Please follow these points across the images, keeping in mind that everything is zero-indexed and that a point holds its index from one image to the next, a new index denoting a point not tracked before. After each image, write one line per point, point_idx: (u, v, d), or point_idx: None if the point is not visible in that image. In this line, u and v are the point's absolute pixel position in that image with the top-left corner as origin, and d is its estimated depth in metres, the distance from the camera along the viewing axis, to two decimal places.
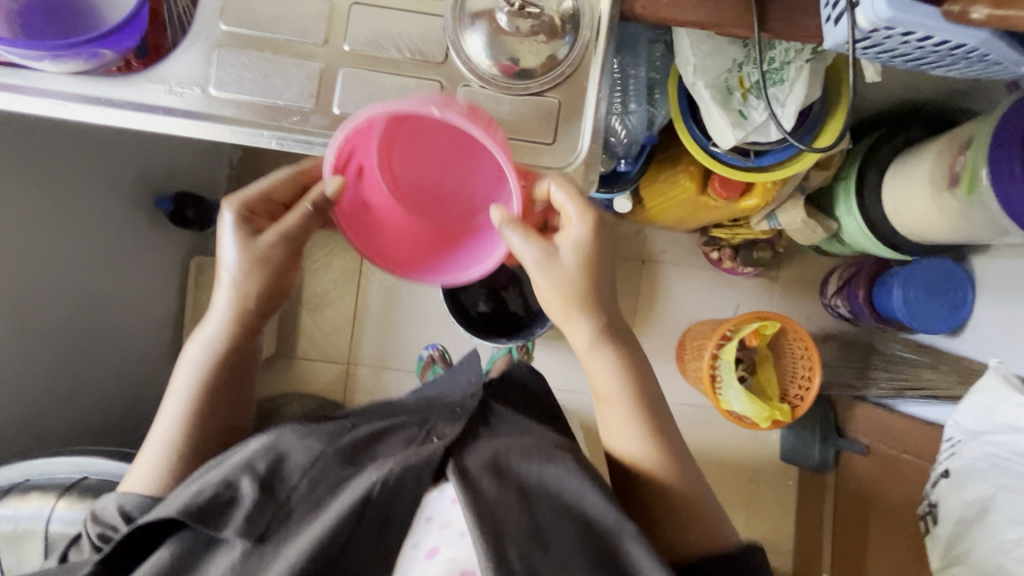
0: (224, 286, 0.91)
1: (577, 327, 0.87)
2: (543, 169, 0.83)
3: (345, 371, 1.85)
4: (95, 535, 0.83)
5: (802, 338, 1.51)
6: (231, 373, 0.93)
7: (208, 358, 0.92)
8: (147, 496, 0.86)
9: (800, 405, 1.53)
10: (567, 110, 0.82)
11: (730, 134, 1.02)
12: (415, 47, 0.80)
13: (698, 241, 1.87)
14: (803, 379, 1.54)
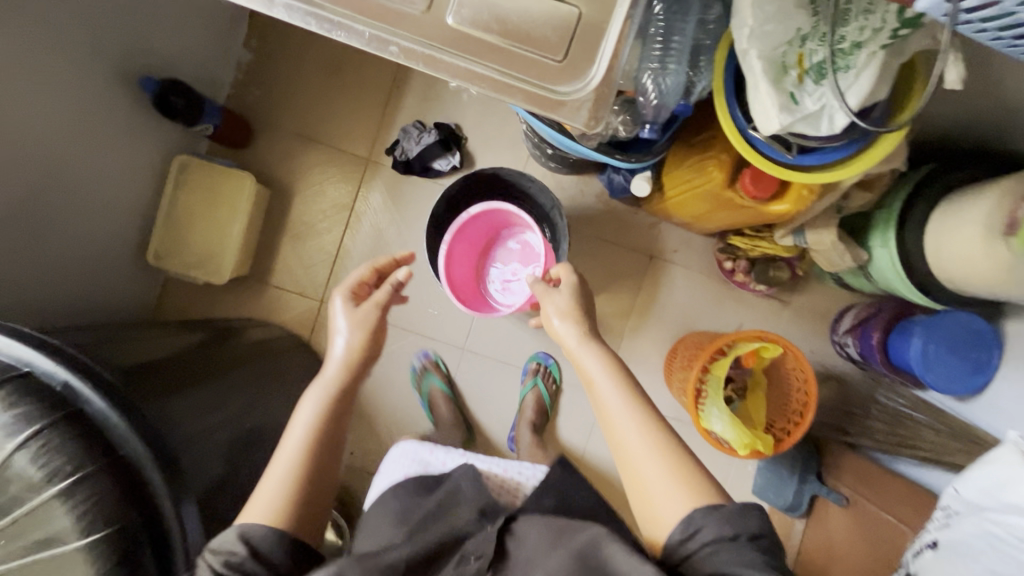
0: (340, 340, 1.10)
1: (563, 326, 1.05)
2: (549, 91, 0.73)
3: (316, 309, 1.75)
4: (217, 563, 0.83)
5: (803, 369, 1.39)
6: (337, 416, 1.04)
7: (319, 405, 1.02)
8: (268, 522, 0.89)
9: (785, 440, 1.41)
10: (587, 29, 0.72)
11: (777, 118, 0.89)
12: None
13: (713, 247, 1.73)
14: (794, 413, 1.42)
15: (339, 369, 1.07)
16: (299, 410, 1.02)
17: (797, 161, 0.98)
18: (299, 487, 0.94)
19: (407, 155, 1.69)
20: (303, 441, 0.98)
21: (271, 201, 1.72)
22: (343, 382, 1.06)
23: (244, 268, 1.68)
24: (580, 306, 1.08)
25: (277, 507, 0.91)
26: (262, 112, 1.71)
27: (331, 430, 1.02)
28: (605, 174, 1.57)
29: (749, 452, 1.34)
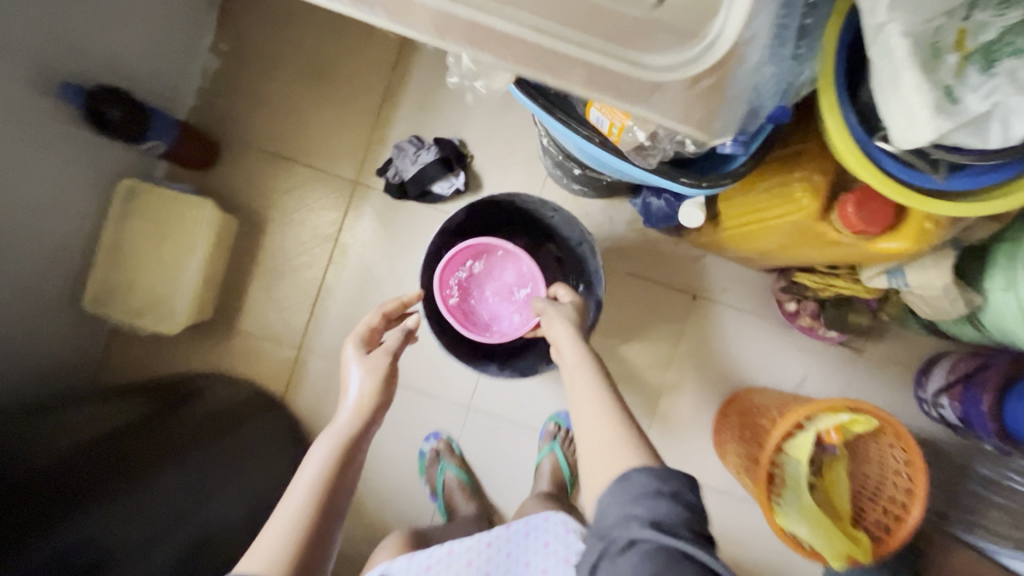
0: (356, 385, 0.98)
1: (569, 347, 0.93)
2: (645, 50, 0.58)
3: (293, 359, 1.46)
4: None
5: (907, 448, 1.07)
6: (353, 468, 0.90)
7: (328, 458, 0.88)
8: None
9: (884, 539, 1.09)
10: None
11: (928, 124, 0.61)
12: None
13: (769, 283, 1.44)
14: (893, 503, 1.11)
15: (353, 420, 0.93)
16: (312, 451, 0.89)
17: (943, 183, 0.70)
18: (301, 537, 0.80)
19: (401, 177, 1.42)
20: (308, 493, 0.84)
21: (242, 231, 1.45)
22: (357, 436, 0.92)
23: (207, 312, 1.40)
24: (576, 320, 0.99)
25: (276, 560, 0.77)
26: (230, 128, 1.45)
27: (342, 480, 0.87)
28: (640, 199, 1.29)
29: (843, 563, 1.02)
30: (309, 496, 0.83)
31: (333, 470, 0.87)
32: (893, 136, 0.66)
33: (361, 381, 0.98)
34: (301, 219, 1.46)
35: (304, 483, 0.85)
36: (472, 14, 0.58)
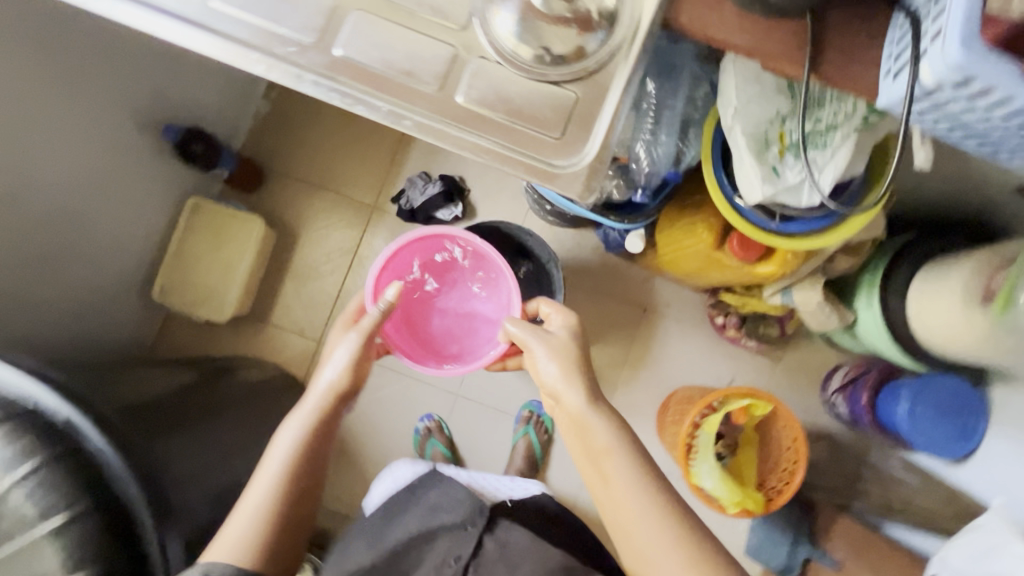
0: (327, 373, 1.10)
1: (596, 420, 1.02)
2: (549, 167, 0.67)
3: (314, 349, 1.77)
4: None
5: (793, 427, 1.39)
6: (317, 454, 1.05)
7: (293, 447, 1.02)
8: (234, 562, 0.92)
9: (775, 498, 1.40)
10: (583, 110, 0.67)
11: (759, 188, 0.96)
12: (436, 5, 0.66)
13: (705, 301, 1.78)
14: (784, 471, 1.43)
15: (318, 402, 1.07)
16: (282, 438, 1.03)
17: (782, 227, 1.05)
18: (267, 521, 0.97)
19: (411, 204, 1.75)
20: (272, 485, 1.00)
21: (278, 243, 1.77)
22: (321, 421, 1.06)
23: (246, 306, 1.71)
24: (575, 365, 1.08)
25: (246, 542, 0.95)
26: (274, 159, 1.79)
27: (310, 469, 1.03)
28: (601, 230, 1.63)
29: (739, 511, 1.34)
30: (274, 488, 1.00)
31: (295, 460, 1.02)
32: (745, 193, 0.99)
33: (329, 377, 1.09)
34: (328, 234, 1.79)
35: (269, 477, 1.01)
36: (443, 126, 0.66)
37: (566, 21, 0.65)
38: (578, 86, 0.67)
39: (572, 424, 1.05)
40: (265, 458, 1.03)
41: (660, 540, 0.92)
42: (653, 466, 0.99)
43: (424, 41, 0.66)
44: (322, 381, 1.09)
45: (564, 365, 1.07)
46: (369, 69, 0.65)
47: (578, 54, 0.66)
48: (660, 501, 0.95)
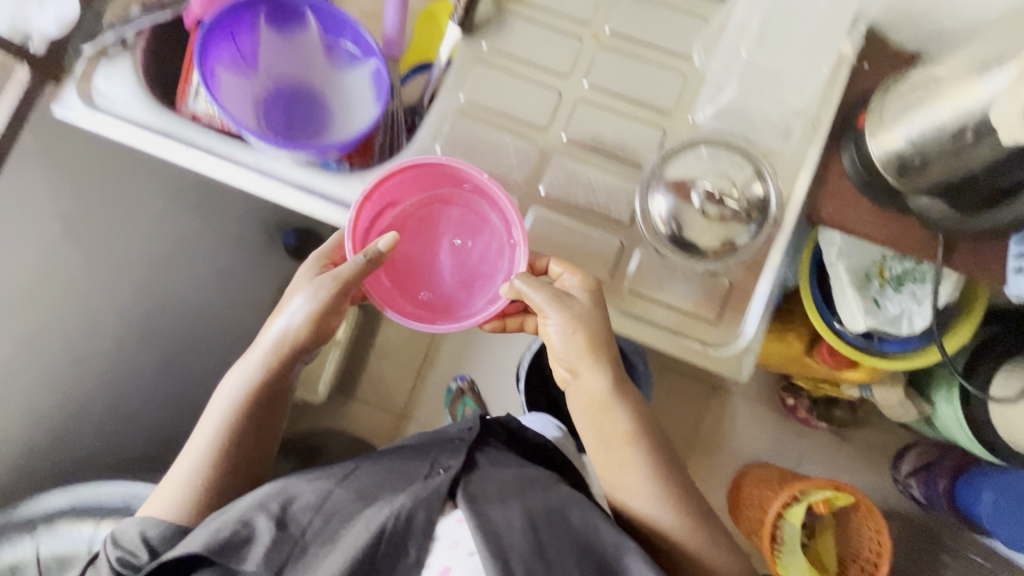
0: (285, 321, 0.78)
1: (616, 410, 0.75)
2: (695, 347, 0.74)
3: (395, 424, 1.75)
4: (113, 562, 0.69)
5: (875, 518, 1.41)
6: (266, 420, 0.80)
7: (250, 388, 0.78)
8: (170, 518, 0.72)
9: None
10: (735, 298, 0.74)
11: (862, 319, 1.02)
12: (605, 206, 0.76)
13: (772, 381, 1.82)
14: (867, 561, 1.44)
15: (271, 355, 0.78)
16: (230, 382, 0.79)
17: (880, 351, 1.07)
18: (205, 486, 0.75)
19: None
20: (227, 418, 0.77)
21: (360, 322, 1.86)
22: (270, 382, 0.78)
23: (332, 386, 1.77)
24: (597, 338, 0.72)
25: (187, 496, 0.74)
26: None
27: (264, 417, 0.79)
28: None
29: None
30: (228, 418, 0.77)
31: (246, 409, 0.78)
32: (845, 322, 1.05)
33: (282, 330, 0.78)
34: None
35: (211, 434, 0.77)
36: None
37: (722, 223, 0.73)
38: (731, 273, 0.74)
39: (589, 410, 0.76)
40: (215, 395, 0.80)
41: (672, 517, 0.73)
42: (664, 446, 0.77)
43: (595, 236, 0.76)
44: (282, 325, 0.77)
45: (576, 324, 0.71)
46: (551, 243, 0.77)
47: (728, 246, 0.73)
48: (670, 485, 0.74)
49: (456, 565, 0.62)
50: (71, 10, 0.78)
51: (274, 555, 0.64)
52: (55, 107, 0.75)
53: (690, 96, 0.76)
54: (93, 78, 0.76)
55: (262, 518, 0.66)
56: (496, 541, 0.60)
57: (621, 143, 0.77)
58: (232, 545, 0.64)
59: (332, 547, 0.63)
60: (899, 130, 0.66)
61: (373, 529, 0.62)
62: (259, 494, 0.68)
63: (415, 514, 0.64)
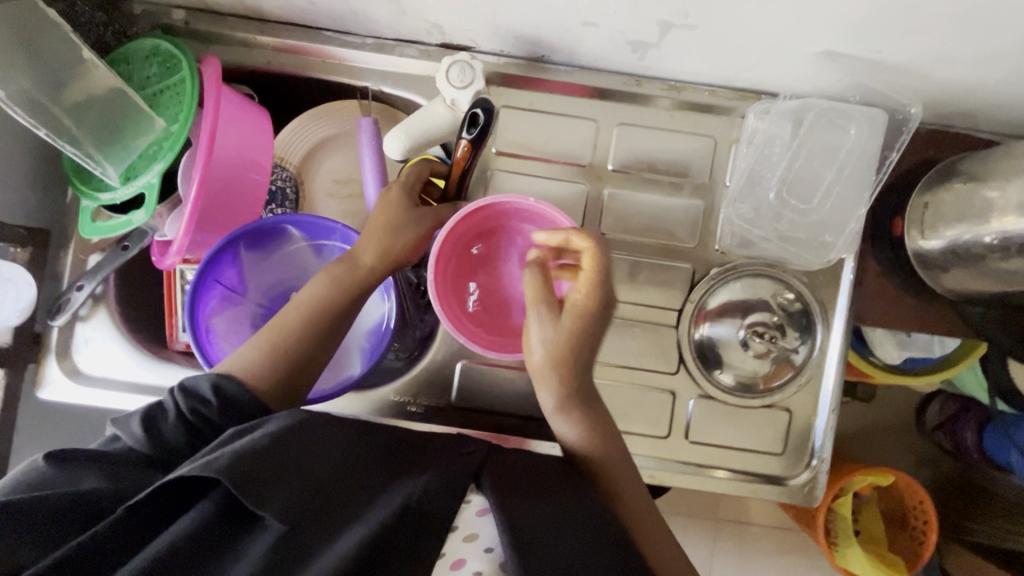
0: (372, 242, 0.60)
1: (560, 425, 0.57)
2: (766, 481, 0.73)
3: None
4: (184, 411, 0.51)
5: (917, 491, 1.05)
6: (326, 355, 0.58)
7: (322, 309, 0.58)
8: (247, 381, 0.54)
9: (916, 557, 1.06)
10: (796, 423, 0.72)
11: (892, 350, 0.97)
12: (650, 360, 0.72)
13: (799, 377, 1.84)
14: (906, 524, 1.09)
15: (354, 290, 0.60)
16: (304, 287, 0.59)
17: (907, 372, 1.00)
18: (269, 384, 0.55)
19: None
20: (299, 331, 0.57)
21: None
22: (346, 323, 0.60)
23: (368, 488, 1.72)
24: (573, 340, 0.56)
25: (255, 377, 0.55)
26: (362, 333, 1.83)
27: (319, 349, 0.58)
28: None
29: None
30: (291, 337, 0.57)
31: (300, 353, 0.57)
32: (876, 354, 0.99)
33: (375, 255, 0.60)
34: None
35: (269, 343, 0.56)
36: (661, 471, 0.72)
37: (766, 353, 0.71)
38: (787, 398, 0.72)
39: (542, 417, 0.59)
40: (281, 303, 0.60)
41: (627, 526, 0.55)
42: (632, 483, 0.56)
43: (644, 392, 0.72)
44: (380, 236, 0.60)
45: (547, 341, 0.56)
46: (605, 412, 0.72)
47: (777, 372, 0.72)
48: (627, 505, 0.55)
49: (473, 561, 0.45)
50: (29, 291, 0.65)
51: (297, 501, 0.41)
52: (41, 392, 0.68)
53: (712, 227, 0.71)
54: (73, 349, 0.69)
55: (288, 450, 0.44)
56: (525, 533, 0.43)
57: (649, 292, 0.72)
58: (251, 472, 0.41)
59: (343, 532, 0.41)
60: (944, 240, 0.62)
61: (396, 505, 0.43)
62: (282, 421, 0.47)
63: (440, 493, 0.45)
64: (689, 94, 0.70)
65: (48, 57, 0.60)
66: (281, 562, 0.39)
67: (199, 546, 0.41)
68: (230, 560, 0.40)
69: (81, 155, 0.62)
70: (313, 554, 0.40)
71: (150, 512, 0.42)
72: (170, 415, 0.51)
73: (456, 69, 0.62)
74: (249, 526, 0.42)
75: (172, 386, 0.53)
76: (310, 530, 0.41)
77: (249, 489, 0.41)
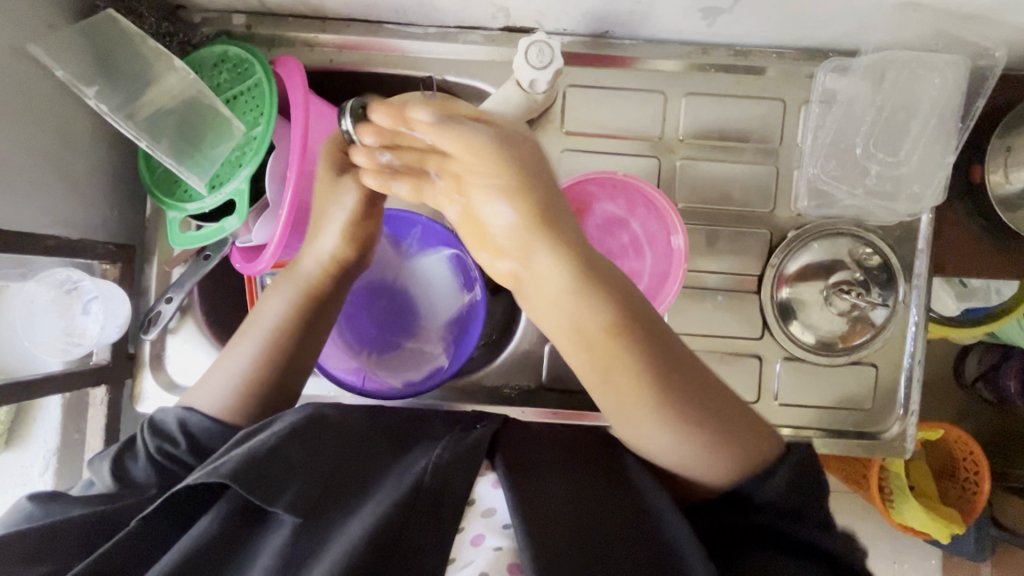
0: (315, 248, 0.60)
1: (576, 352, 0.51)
2: (854, 437, 0.74)
3: None
4: (152, 451, 0.53)
5: (967, 445, 1.00)
6: (296, 364, 0.60)
7: (284, 317, 0.59)
8: (214, 412, 0.56)
9: (968, 511, 1.02)
10: (880, 376, 0.73)
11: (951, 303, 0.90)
12: (734, 326, 0.73)
13: None
14: (958, 481, 1.04)
15: (321, 272, 0.60)
16: (269, 301, 0.60)
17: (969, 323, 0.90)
18: (249, 409, 0.57)
19: None
20: (260, 349, 0.59)
21: None
22: (314, 316, 0.61)
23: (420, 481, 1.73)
24: (572, 235, 0.48)
25: (230, 409, 0.57)
26: None
27: (291, 359, 0.60)
28: None
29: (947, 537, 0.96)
30: (262, 350, 0.59)
31: (285, 341, 0.59)
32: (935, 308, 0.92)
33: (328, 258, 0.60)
34: None
35: (239, 365, 0.58)
36: None
37: (848, 311, 0.71)
38: (872, 354, 0.73)
39: (587, 372, 0.51)
40: (257, 307, 0.61)
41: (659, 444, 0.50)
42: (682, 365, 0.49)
43: (730, 359, 0.73)
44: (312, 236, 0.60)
45: (549, 247, 0.47)
46: None
47: (856, 331, 0.72)
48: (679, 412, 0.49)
49: (491, 537, 0.46)
50: (123, 307, 0.65)
51: (306, 494, 0.45)
52: (139, 407, 0.69)
53: (786, 189, 0.71)
54: (165, 361, 0.70)
55: (293, 446, 0.46)
56: (535, 511, 0.45)
57: (728, 259, 0.72)
58: (258, 470, 0.44)
59: (348, 519, 0.45)
60: None
61: (408, 483, 0.45)
62: (290, 419, 0.49)
63: (456, 466, 0.46)
64: (756, 58, 0.70)
65: (138, 70, 0.61)
66: (296, 551, 0.43)
67: (224, 543, 0.45)
68: (253, 554, 0.44)
69: (168, 162, 0.61)
70: (325, 542, 0.43)
71: (174, 516, 0.46)
72: (140, 457, 0.53)
73: (536, 48, 0.61)
74: (268, 520, 0.46)
75: (142, 424, 0.55)
76: (321, 520, 0.45)
77: (259, 487, 0.43)
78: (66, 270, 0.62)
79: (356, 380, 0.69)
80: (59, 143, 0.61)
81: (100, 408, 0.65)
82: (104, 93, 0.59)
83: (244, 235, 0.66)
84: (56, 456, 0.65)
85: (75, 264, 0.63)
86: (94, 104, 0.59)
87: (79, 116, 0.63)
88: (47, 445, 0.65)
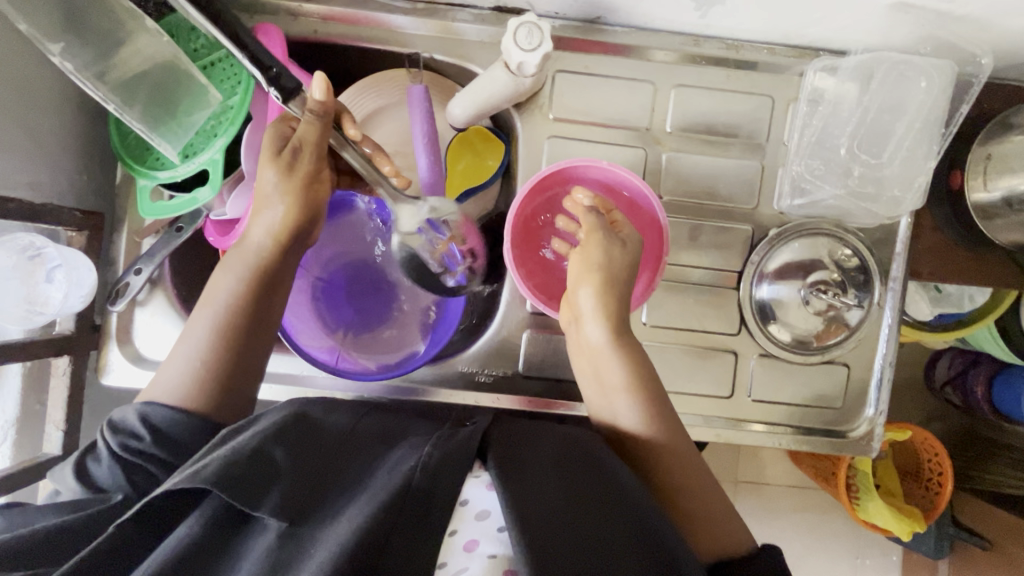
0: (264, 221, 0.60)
1: (610, 364, 0.59)
2: (825, 434, 0.75)
3: None
4: (114, 450, 0.51)
5: (932, 447, 1.02)
6: (248, 352, 0.58)
7: (235, 295, 0.58)
8: (175, 404, 0.54)
9: (930, 508, 1.03)
10: (854, 375, 0.74)
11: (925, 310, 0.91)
12: (710, 321, 0.73)
13: None
14: (924, 481, 1.06)
15: (270, 243, 0.59)
16: (217, 281, 0.59)
17: (941, 331, 0.91)
18: (209, 397, 0.55)
19: None
20: (213, 335, 0.57)
21: None
22: (267, 289, 0.60)
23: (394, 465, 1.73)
24: (614, 276, 0.61)
25: (188, 401, 0.55)
26: None
27: (246, 338, 0.58)
28: None
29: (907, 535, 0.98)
30: (213, 333, 0.57)
31: (235, 316, 0.58)
32: (910, 314, 0.93)
33: (269, 228, 0.59)
34: None
35: (195, 352, 0.57)
36: (722, 429, 0.73)
37: (825, 311, 0.71)
38: (846, 353, 0.74)
39: (583, 360, 0.62)
40: (211, 289, 0.60)
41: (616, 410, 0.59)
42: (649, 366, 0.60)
43: (708, 354, 0.73)
44: (258, 208, 0.59)
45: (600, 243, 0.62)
46: (669, 374, 0.73)
47: (831, 330, 0.73)
48: (660, 412, 0.58)
49: (485, 542, 0.45)
50: (89, 276, 0.64)
51: (290, 497, 0.44)
52: (104, 379, 0.67)
53: (770, 187, 0.72)
54: (132, 334, 0.68)
55: (277, 446, 0.46)
56: (535, 519, 0.43)
57: (710, 253, 0.72)
58: (239, 472, 0.43)
59: (335, 518, 0.43)
60: (1008, 181, 0.64)
61: (397, 482, 0.45)
62: (276, 416, 0.51)
63: (444, 464, 0.46)
64: (747, 53, 0.70)
65: (108, 25, 0.57)
66: (279, 556, 0.41)
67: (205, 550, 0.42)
68: (234, 559, 0.42)
69: (138, 128, 0.58)
70: (310, 546, 0.41)
71: (162, 515, 0.44)
72: (103, 459, 0.51)
73: (524, 29, 0.59)
74: (252, 523, 0.44)
75: (103, 424, 0.53)
76: (308, 525, 0.43)
77: (242, 490, 0.42)
78: (28, 236, 0.60)
79: (330, 358, 0.68)
80: (23, 102, 0.58)
81: (62, 380, 0.63)
82: (71, 51, 0.55)
83: (217, 207, 0.64)
84: (14, 427, 0.64)
85: (37, 230, 0.62)
86: (59, 61, 0.55)
87: (44, 75, 0.60)
88: (6, 415, 0.64)
